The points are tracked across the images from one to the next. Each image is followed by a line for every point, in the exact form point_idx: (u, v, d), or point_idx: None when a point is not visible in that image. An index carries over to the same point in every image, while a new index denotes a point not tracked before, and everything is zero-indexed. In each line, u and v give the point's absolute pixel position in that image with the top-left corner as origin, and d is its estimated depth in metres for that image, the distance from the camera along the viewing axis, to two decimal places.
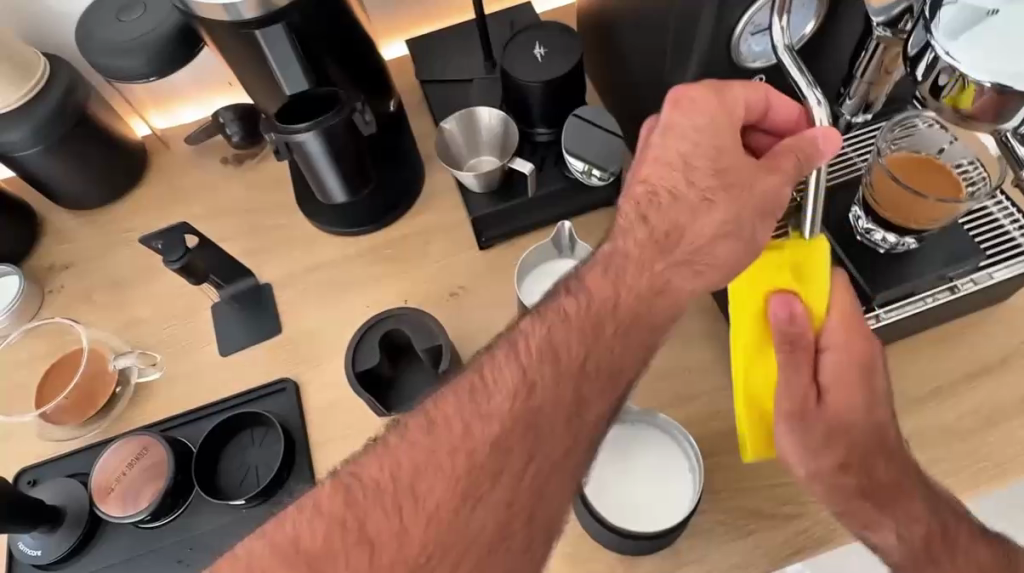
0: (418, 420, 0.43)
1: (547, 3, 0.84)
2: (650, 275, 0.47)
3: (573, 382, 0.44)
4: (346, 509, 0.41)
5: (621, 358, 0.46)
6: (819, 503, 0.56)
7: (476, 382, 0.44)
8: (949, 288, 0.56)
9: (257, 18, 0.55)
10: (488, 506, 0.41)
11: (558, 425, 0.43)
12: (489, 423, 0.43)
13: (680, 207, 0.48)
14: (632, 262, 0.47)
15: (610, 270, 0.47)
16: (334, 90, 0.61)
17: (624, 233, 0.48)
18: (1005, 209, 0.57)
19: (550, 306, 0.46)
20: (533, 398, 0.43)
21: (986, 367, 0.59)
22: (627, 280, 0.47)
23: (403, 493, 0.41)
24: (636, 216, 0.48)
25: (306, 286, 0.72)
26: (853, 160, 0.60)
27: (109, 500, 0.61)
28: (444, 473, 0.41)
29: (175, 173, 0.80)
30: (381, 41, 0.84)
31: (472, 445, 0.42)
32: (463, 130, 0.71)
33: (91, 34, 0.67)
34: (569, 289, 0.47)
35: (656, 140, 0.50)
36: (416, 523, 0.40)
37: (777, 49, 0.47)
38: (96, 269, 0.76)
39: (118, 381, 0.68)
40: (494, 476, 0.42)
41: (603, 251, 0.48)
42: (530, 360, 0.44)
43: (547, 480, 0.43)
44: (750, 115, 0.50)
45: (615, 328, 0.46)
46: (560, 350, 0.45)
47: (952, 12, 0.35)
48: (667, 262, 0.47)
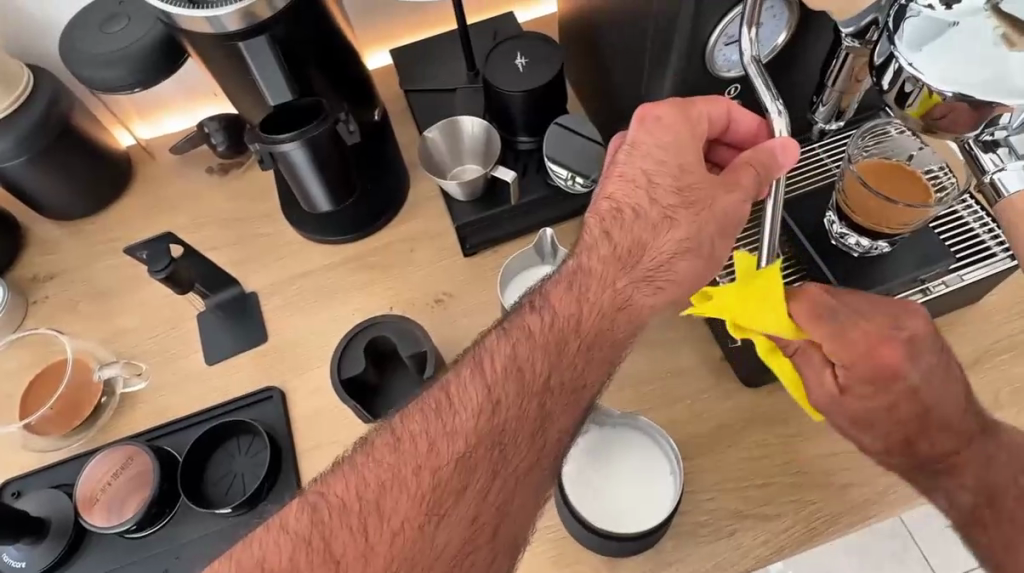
0: (384, 439, 0.44)
1: (529, 13, 0.85)
2: (613, 292, 0.48)
3: (537, 399, 0.45)
4: (313, 527, 0.41)
5: (585, 372, 0.47)
6: (798, 502, 0.57)
7: (441, 400, 0.45)
8: (922, 291, 0.57)
9: (241, 30, 0.56)
10: (452, 522, 0.42)
11: (522, 440, 0.44)
12: (454, 440, 0.43)
13: (642, 224, 0.49)
14: (595, 278, 0.48)
15: (573, 286, 0.48)
16: (317, 100, 0.62)
17: (589, 250, 0.49)
18: (977, 214, 0.58)
19: (514, 322, 0.47)
20: (497, 416, 0.44)
21: (961, 367, 0.61)
22: (590, 297, 0.47)
23: (368, 511, 0.42)
24: (600, 232, 0.49)
25: (292, 294, 0.72)
26: (827, 165, 0.62)
27: (95, 510, 0.61)
28: (409, 491, 0.42)
29: (160, 184, 0.81)
30: (366, 51, 0.85)
31: (436, 464, 0.43)
32: (446, 139, 0.71)
33: (76, 46, 0.67)
34: (534, 305, 0.48)
35: (621, 158, 0.51)
36: (381, 540, 0.41)
37: (744, 60, 0.48)
38: (81, 279, 0.76)
39: (104, 391, 0.68)
40: (459, 493, 0.43)
41: (567, 268, 0.49)
42: (494, 377, 0.45)
43: (512, 495, 0.44)
44: (713, 127, 0.52)
45: (579, 344, 0.47)
46: (524, 367, 0.45)
47: (915, 24, 0.37)
48: (629, 278, 0.48)
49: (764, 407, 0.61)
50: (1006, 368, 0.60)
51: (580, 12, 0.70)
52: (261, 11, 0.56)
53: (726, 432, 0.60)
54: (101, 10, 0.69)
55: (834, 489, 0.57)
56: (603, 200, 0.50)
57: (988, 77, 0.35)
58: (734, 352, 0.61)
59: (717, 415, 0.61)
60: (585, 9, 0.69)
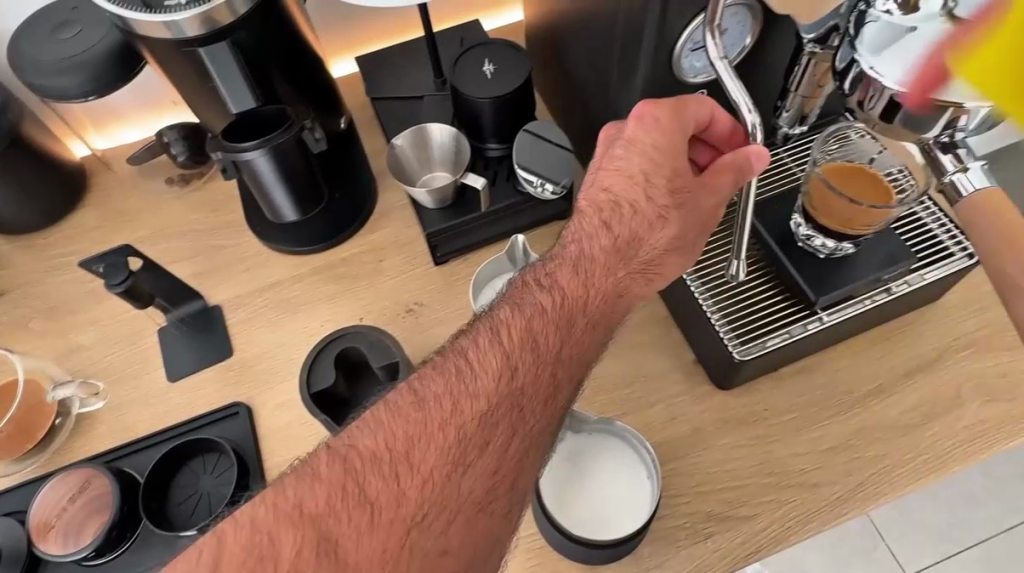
0: (406, 397, 0.43)
1: (495, 21, 0.85)
2: (614, 280, 0.49)
3: (551, 368, 0.45)
4: (345, 475, 0.40)
5: (589, 347, 0.48)
6: (773, 504, 0.57)
7: (458, 368, 0.44)
8: (885, 290, 0.59)
9: (200, 35, 0.55)
10: (477, 472, 0.42)
11: (539, 403, 0.44)
12: (476, 400, 0.43)
13: (638, 220, 0.50)
14: (600, 266, 0.49)
15: (580, 266, 0.48)
16: (281, 108, 0.61)
17: (589, 238, 0.49)
18: (934, 214, 0.60)
19: (524, 297, 0.47)
20: (517, 379, 0.44)
21: (924, 364, 0.62)
22: (595, 282, 0.48)
23: (397, 461, 0.41)
24: (599, 223, 0.50)
25: (257, 307, 0.70)
26: (791, 169, 0.63)
27: (50, 538, 0.58)
28: (436, 444, 0.41)
29: (118, 195, 0.78)
30: (330, 59, 0.84)
31: (460, 421, 0.42)
32: (415, 146, 0.71)
33: (25, 52, 0.65)
34: (542, 283, 0.48)
35: (620, 151, 0.51)
36: (412, 486, 0.40)
37: (713, 60, 0.47)
38: (33, 295, 0.73)
39: (59, 412, 0.65)
40: (482, 445, 0.42)
41: (569, 251, 0.49)
42: (512, 345, 0.45)
43: (528, 453, 0.44)
44: (698, 127, 0.52)
45: (586, 321, 0.47)
46: (538, 337, 0.45)
47: (874, 30, 0.37)
48: (627, 269, 0.49)
49: (738, 407, 0.62)
50: (967, 364, 0.62)
51: (546, 20, 0.70)
52: (222, 15, 0.54)
53: (702, 434, 0.61)
54: (53, 15, 0.66)
55: (807, 488, 0.58)
56: (597, 190, 0.51)
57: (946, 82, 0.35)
58: (709, 355, 0.61)
59: (692, 419, 0.61)
60: (551, 18, 0.69)
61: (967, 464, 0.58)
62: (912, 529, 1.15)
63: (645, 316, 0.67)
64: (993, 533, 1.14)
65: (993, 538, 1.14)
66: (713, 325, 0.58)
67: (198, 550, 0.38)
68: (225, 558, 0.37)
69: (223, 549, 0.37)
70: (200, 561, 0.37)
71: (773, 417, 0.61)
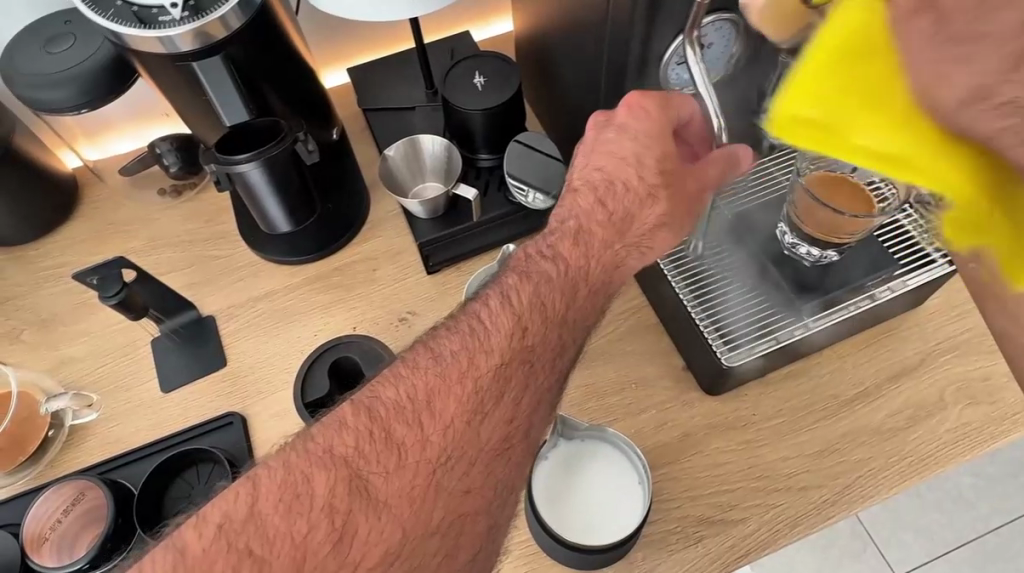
0: (424, 352, 0.44)
1: (485, 32, 0.87)
2: (611, 252, 0.50)
3: (558, 328, 0.47)
4: (371, 422, 0.41)
5: (587, 316, 0.50)
6: (763, 507, 0.58)
7: (470, 330, 0.45)
8: (868, 297, 0.60)
9: (194, 50, 0.55)
10: (493, 421, 0.43)
11: (547, 358, 0.46)
12: (491, 355, 0.44)
13: (630, 196, 0.51)
14: (599, 240, 0.50)
15: (578, 236, 0.50)
16: (275, 120, 0.61)
17: (586, 215, 0.51)
18: (916, 222, 0.61)
19: (528, 264, 0.48)
20: (528, 336, 0.46)
21: (909, 367, 0.63)
22: (595, 251, 0.50)
23: (420, 410, 0.42)
24: (594, 200, 0.51)
25: (251, 317, 0.71)
26: (777, 178, 0.64)
27: (44, 550, 0.57)
28: (456, 395, 0.43)
29: (110, 206, 0.78)
30: (323, 70, 0.85)
31: (477, 374, 0.44)
32: (406, 157, 0.71)
33: (16, 65, 0.65)
34: (544, 254, 0.49)
35: (610, 136, 0.52)
36: (435, 431, 0.42)
37: (698, 79, 0.48)
38: (24, 307, 0.73)
39: (51, 424, 0.65)
40: (498, 397, 0.44)
41: (567, 227, 0.50)
42: (522, 306, 0.46)
43: (537, 406, 0.46)
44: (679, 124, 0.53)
45: (589, 288, 0.49)
46: (547, 301, 0.47)
47: None
48: (623, 243, 0.51)
49: (726, 413, 0.63)
50: (948, 368, 0.63)
51: (534, 33, 0.72)
52: (216, 30, 0.55)
53: (691, 440, 0.62)
54: (45, 28, 0.67)
55: (795, 491, 0.59)
56: (587, 176, 0.52)
57: None
58: (697, 362, 0.62)
59: (681, 424, 0.62)
60: (539, 30, 0.70)
61: (951, 465, 0.59)
62: (901, 530, 1.17)
63: (636, 322, 0.68)
64: (980, 534, 1.16)
65: (980, 539, 1.16)
66: (701, 330, 0.59)
67: (230, 495, 0.39)
68: (263, 499, 0.38)
69: (257, 493, 0.39)
70: (237, 504, 0.38)
71: (761, 422, 0.62)
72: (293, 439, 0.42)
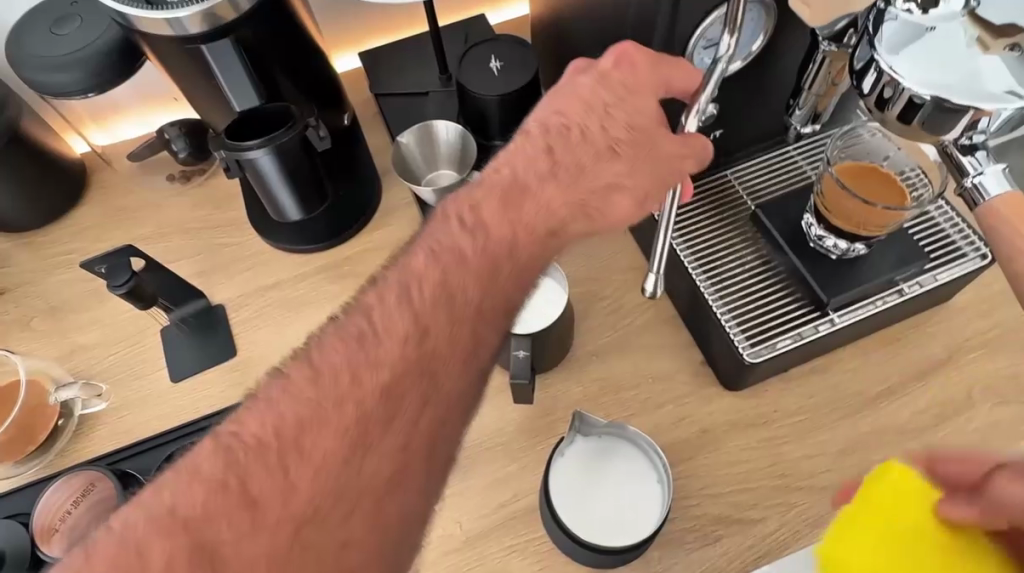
0: (301, 370, 0.40)
1: (500, 15, 0.84)
2: (547, 219, 0.47)
3: (468, 326, 0.43)
4: (226, 470, 0.36)
5: (506, 305, 0.45)
6: (783, 507, 0.57)
7: (364, 327, 0.41)
8: (896, 292, 0.58)
9: (203, 32, 0.54)
10: (381, 452, 0.39)
11: (452, 363, 0.42)
12: (379, 370, 0.40)
13: (587, 147, 0.48)
14: (534, 202, 0.47)
15: (490, 218, 0.46)
16: (286, 105, 0.59)
17: (528, 163, 0.48)
18: (948, 215, 0.60)
19: (439, 240, 0.45)
20: (427, 342, 0.42)
21: (935, 365, 0.62)
22: (524, 223, 0.47)
23: (285, 450, 0.37)
24: (544, 145, 0.49)
25: (261, 307, 0.70)
26: (802, 168, 0.63)
27: (53, 541, 0.57)
28: (333, 425, 0.38)
29: (119, 192, 0.77)
30: (333, 54, 0.83)
31: (361, 395, 0.39)
32: (420, 144, 0.69)
33: (23, 48, 0.63)
34: (465, 225, 0.46)
35: (585, 80, 0.49)
36: (303, 477, 0.37)
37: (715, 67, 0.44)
38: (33, 294, 0.72)
39: (61, 413, 0.64)
40: (387, 421, 0.39)
41: (502, 182, 0.48)
42: (422, 305, 0.42)
43: (445, 417, 0.42)
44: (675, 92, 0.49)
45: (512, 269, 0.46)
46: (455, 294, 0.43)
47: (894, 28, 0.39)
48: (567, 202, 0.48)
49: (746, 409, 0.61)
50: (978, 366, 0.61)
51: (552, 16, 0.69)
52: (224, 12, 0.53)
53: (710, 436, 0.60)
54: (51, 10, 0.65)
55: (816, 490, 0.57)
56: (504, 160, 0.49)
57: (963, 79, 0.37)
58: (716, 355, 0.61)
59: (699, 420, 0.61)
60: (557, 13, 0.68)
61: None
62: None
63: (653, 315, 0.66)
64: None
65: None
66: (721, 324, 0.57)
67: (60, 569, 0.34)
68: (130, 536, 0.34)
69: (86, 563, 0.34)
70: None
71: (782, 419, 0.60)
72: (166, 469, 0.38)
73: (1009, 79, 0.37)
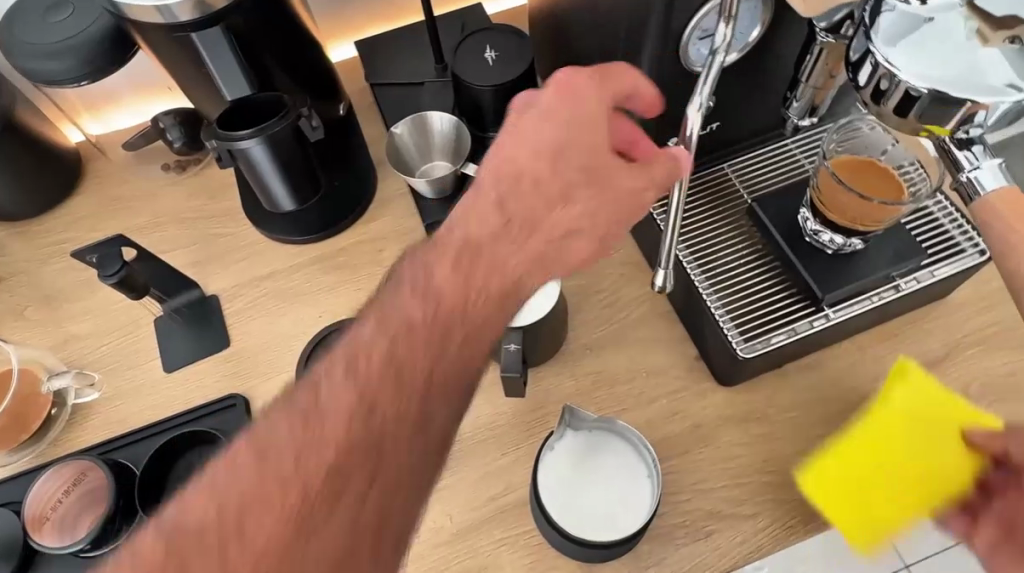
0: (244, 452, 0.38)
1: (497, 5, 0.83)
2: (503, 276, 0.44)
3: (419, 397, 0.41)
4: (166, 559, 0.35)
5: (465, 369, 0.43)
6: (775, 503, 0.57)
7: (309, 404, 0.39)
8: (893, 287, 0.58)
9: (193, 20, 0.53)
10: (327, 536, 0.37)
11: (404, 437, 0.40)
12: (323, 451, 0.38)
13: (539, 196, 0.45)
14: (486, 260, 0.44)
15: (464, 253, 0.44)
16: (278, 95, 0.59)
17: (478, 220, 0.45)
18: (946, 210, 0.59)
19: (387, 306, 0.42)
20: (375, 415, 0.39)
21: (932, 361, 0.61)
22: (478, 282, 0.43)
23: (225, 536, 0.36)
24: (494, 201, 0.45)
25: (254, 297, 0.70)
26: (799, 161, 0.62)
27: (44, 530, 0.57)
28: (275, 509, 0.37)
29: (114, 181, 0.77)
30: (329, 44, 0.82)
31: (306, 478, 0.37)
32: (415, 135, 0.68)
33: (15, 36, 0.63)
34: (414, 289, 0.43)
35: (528, 122, 0.46)
36: (243, 563, 0.35)
37: (710, 58, 0.44)
38: (28, 283, 0.72)
39: (54, 402, 0.64)
40: (333, 500, 0.38)
41: (452, 239, 0.44)
42: (367, 379, 0.40)
43: (397, 495, 0.39)
44: (618, 102, 0.48)
45: (465, 333, 0.43)
46: (403, 364, 0.41)
47: (891, 19, 0.38)
48: (523, 254, 0.45)
49: (740, 404, 0.61)
50: (975, 362, 0.61)
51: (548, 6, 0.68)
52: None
53: (703, 431, 0.60)
54: None
55: None
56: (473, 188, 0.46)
57: (959, 72, 0.37)
58: (709, 348, 0.60)
59: (693, 415, 0.61)
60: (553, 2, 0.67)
61: None
62: None
63: (648, 309, 0.66)
64: None
65: None
66: (715, 318, 0.57)
67: None
68: None
69: None
70: None
71: (776, 415, 0.60)
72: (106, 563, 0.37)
73: (1007, 73, 0.36)
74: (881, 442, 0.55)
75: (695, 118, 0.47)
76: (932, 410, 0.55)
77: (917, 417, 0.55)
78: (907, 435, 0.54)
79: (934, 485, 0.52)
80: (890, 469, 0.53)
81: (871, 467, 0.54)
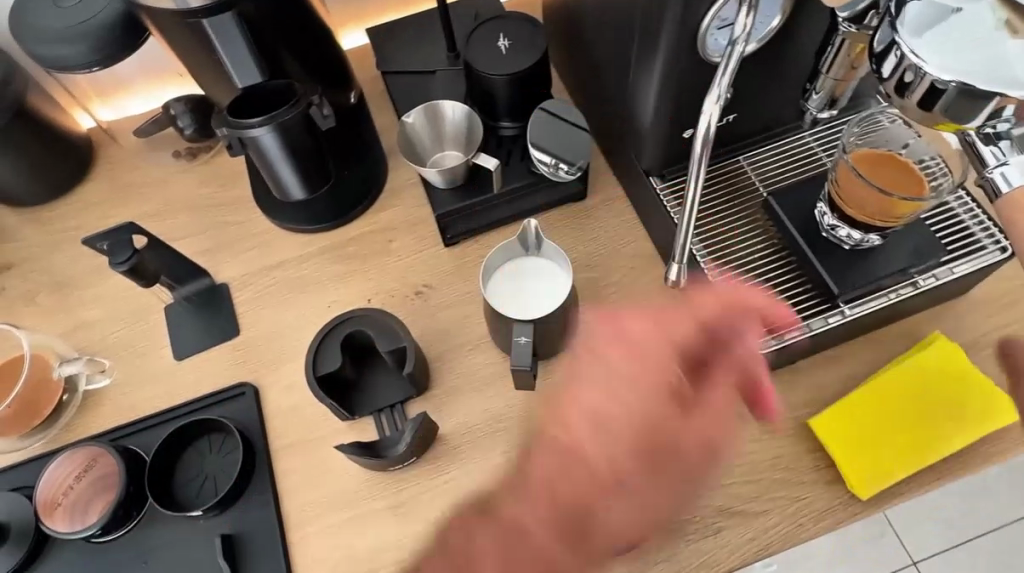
0: None
1: None
2: (548, 562, 0.51)
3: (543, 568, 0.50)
4: None
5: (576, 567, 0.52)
6: (786, 500, 0.56)
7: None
8: (912, 284, 0.57)
9: (204, 7, 0.52)
10: None
11: None
12: None
13: (582, 516, 0.52)
14: (531, 546, 0.51)
15: (512, 533, 0.51)
16: (288, 82, 0.58)
17: (532, 506, 0.52)
18: (967, 206, 0.58)
19: (519, 509, 0.51)
20: None
21: None
22: (529, 545, 0.51)
23: None
24: (539, 495, 0.52)
25: (264, 286, 0.70)
26: (817, 155, 0.61)
27: (56, 515, 0.58)
28: None
29: (125, 167, 0.77)
30: (340, 31, 0.81)
31: None
32: (428, 125, 0.68)
33: (28, 21, 0.63)
34: (465, 554, 0.51)
35: (567, 405, 0.55)
36: None
37: (730, 49, 0.43)
38: (40, 269, 0.72)
39: (65, 388, 0.65)
40: None
41: (506, 517, 0.52)
42: (451, 561, 0.51)
43: None
44: (686, 349, 0.56)
45: (552, 519, 0.51)
46: (481, 560, 0.50)
47: (919, 9, 0.37)
48: (577, 553, 0.52)
49: None
50: (993, 362, 0.60)
51: None
52: None
53: None
54: None
55: (819, 484, 0.57)
56: (536, 461, 0.54)
57: (991, 64, 0.36)
58: None
59: None
60: None
61: (989, 464, 0.57)
62: (921, 521, 1.17)
63: None
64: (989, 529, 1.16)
65: (993, 533, 1.16)
66: None
67: None
68: None
69: None
70: None
71: (788, 411, 0.60)
72: None
73: None
74: (893, 397, 0.58)
75: (712, 110, 0.46)
76: (952, 377, 0.58)
77: (934, 381, 0.58)
78: (912, 395, 0.58)
79: (927, 439, 0.56)
80: (889, 418, 0.57)
81: (871, 413, 0.57)
